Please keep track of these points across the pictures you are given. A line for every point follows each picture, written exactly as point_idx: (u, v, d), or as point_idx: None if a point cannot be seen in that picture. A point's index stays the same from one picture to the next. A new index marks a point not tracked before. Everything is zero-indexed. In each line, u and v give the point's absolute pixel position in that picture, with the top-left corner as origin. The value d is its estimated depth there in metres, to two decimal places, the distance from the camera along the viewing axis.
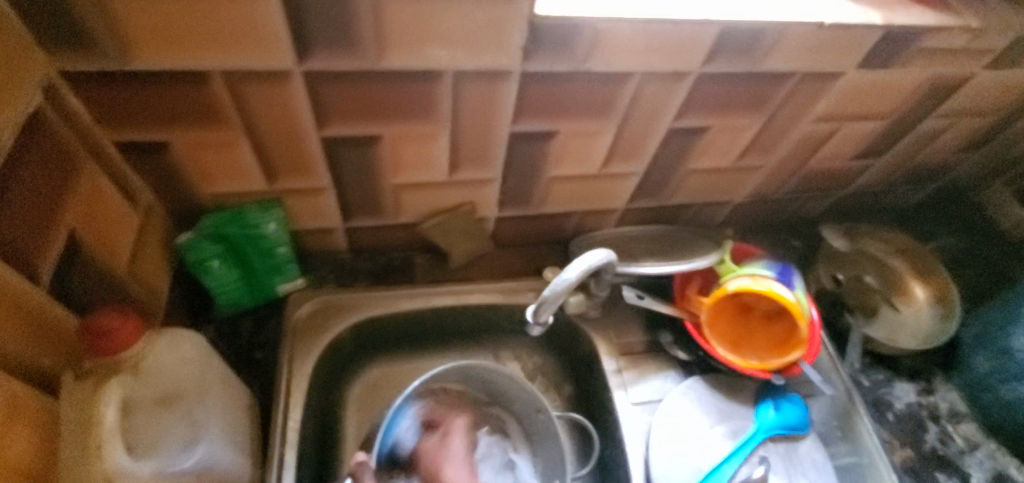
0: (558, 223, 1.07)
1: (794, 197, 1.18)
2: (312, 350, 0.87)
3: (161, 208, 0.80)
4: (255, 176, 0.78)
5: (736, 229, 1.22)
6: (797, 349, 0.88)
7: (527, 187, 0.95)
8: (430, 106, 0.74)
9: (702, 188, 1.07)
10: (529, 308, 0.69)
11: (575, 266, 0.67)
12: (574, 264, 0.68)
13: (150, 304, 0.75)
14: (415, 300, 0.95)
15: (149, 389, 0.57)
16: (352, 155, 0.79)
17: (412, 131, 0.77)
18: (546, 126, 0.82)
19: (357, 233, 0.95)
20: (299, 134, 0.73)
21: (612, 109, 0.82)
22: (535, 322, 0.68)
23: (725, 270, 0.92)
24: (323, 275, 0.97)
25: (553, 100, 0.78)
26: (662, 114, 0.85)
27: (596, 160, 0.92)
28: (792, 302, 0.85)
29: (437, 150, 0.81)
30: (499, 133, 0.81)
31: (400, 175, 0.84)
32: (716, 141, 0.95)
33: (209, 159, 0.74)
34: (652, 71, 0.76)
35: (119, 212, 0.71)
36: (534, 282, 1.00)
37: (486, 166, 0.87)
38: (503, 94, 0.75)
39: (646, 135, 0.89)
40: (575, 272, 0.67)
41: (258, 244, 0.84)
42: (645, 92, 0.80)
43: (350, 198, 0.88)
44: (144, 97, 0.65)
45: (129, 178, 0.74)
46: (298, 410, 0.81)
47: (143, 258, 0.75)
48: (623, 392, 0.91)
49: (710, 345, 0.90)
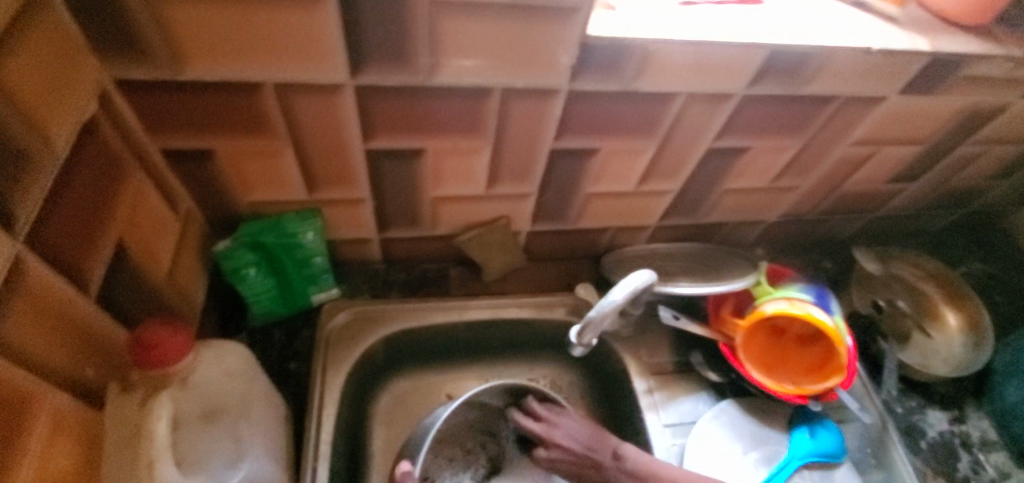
0: (590, 238, 1.06)
1: (824, 217, 1.17)
2: (344, 362, 0.86)
3: (201, 215, 0.80)
4: (296, 186, 0.78)
5: (766, 249, 1.22)
6: (834, 376, 0.86)
7: (563, 203, 0.95)
8: (476, 121, 0.74)
9: (735, 207, 1.07)
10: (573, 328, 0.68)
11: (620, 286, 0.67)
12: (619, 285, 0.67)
13: (187, 312, 0.75)
14: (447, 313, 0.95)
15: (197, 402, 0.55)
16: (393, 167, 0.79)
17: (455, 145, 0.77)
18: (587, 144, 0.82)
19: (391, 243, 0.95)
20: (344, 146, 0.73)
21: (654, 128, 0.81)
22: (579, 344, 0.67)
23: (761, 292, 0.90)
24: (355, 286, 0.97)
25: (597, 118, 0.78)
26: (703, 134, 0.85)
27: (634, 178, 0.91)
28: (831, 327, 0.84)
29: (478, 164, 0.81)
30: (541, 149, 0.81)
31: (439, 188, 0.84)
32: (753, 163, 0.95)
33: (253, 168, 0.74)
34: (699, 91, 0.76)
35: (161, 219, 0.70)
36: (566, 298, 1.00)
37: (524, 181, 0.87)
38: (548, 111, 0.74)
39: (685, 154, 0.88)
40: (620, 294, 0.67)
41: (294, 254, 0.84)
42: (689, 112, 0.80)
43: (388, 210, 0.88)
44: (195, 106, 0.65)
45: (172, 186, 0.73)
46: (331, 423, 0.80)
47: (182, 266, 0.75)
48: (654, 413, 0.90)
49: (745, 368, 0.89)
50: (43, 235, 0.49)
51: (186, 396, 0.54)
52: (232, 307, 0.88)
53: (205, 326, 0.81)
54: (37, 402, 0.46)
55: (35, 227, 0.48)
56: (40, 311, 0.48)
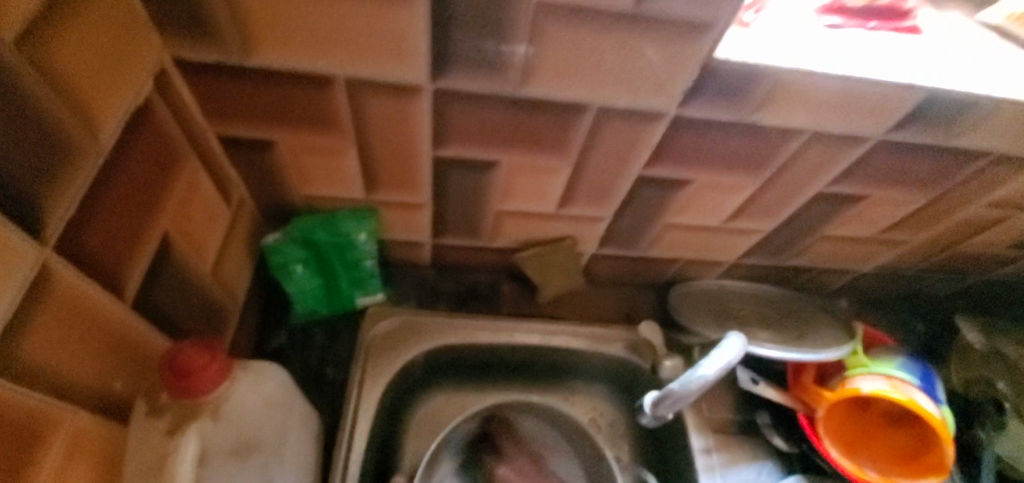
0: (656, 268, 0.96)
1: (927, 275, 1.02)
2: (383, 374, 0.81)
3: (252, 203, 0.75)
4: (355, 185, 0.71)
5: (851, 301, 1.08)
6: (930, 473, 0.75)
7: (636, 231, 0.85)
8: (560, 137, 0.65)
9: (829, 254, 0.94)
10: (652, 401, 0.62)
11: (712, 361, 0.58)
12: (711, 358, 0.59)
13: (227, 307, 0.70)
14: (495, 333, 0.88)
15: (227, 436, 0.50)
16: (460, 177, 0.72)
17: (533, 162, 0.68)
18: (680, 175, 0.72)
19: (444, 251, 0.88)
20: (411, 151, 0.66)
21: (763, 164, 0.70)
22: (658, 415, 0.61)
23: (854, 363, 0.81)
24: (401, 290, 0.90)
25: (698, 149, 0.67)
26: (815, 177, 0.73)
27: (722, 214, 0.81)
28: (938, 420, 0.73)
29: (553, 183, 0.72)
30: (626, 175, 0.71)
31: (505, 202, 0.76)
32: (865, 213, 0.82)
33: (313, 163, 0.68)
34: (827, 132, 0.65)
35: (212, 210, 0.65)
36: (624, 332, 0.90)
37: (599, 205, 0.78)
38: (644, 137, 0.65)
39: (788, 196, 0.77)
40: (711, 369, 0.58)
41: (344, 255, 0.78)
42: (807, 153, 0.69)
43: (447, 217, 0.80)
44: (258, 94, 0.58)
45: (226, 172, 0.68)
46: (363, 439, 0.75)
47: (228, 258, 0.70)
48: (709, 477, 0.81)
49: (823, 444, 0.79)
50: (78, 235, 0.44)
51: (218, 429, 0.49)
52: (273, 300, 0.84)
53: (244, 319, 0.76)
54: (57, 423, 0.43)
55: (68, 228, 0.43)
56: (68, 324, 0.44)
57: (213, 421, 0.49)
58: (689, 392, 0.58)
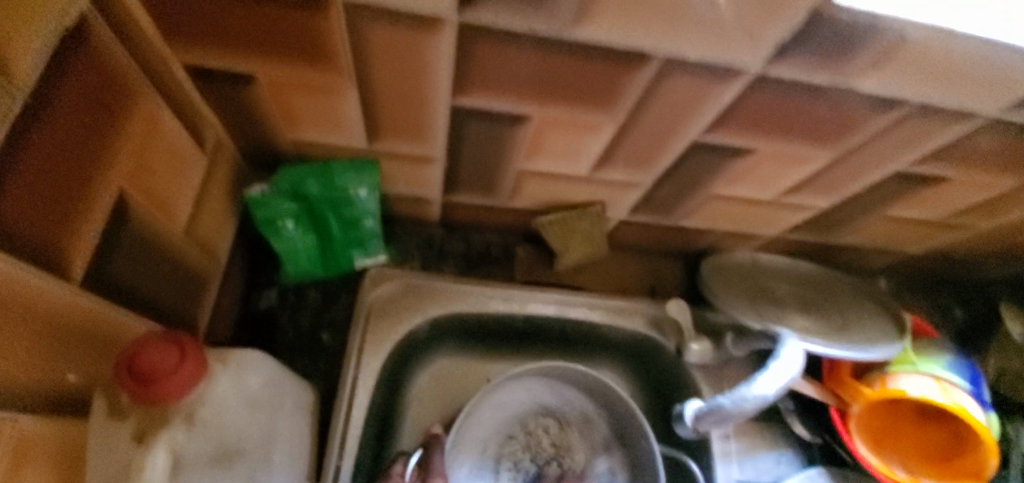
0: (688, 238, 0.86)
1: (978, 259, 0.94)
2: (383, 343, 0.72)
3: (232, 145, 0.63)
4: (355, 132, 0.60)
5: (888, 281, 0.99)
6: (967, 481, 0.70)
7: (675, 199, 0.74)
8: (610, 92, 0.53)
9: (880, 235, 0.85)
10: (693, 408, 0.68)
11: (767, 380, 0.63)
12: (766, 376, 0.63)
13: (207, 268, 0.61)
14: (507, 301, 0.79)
15: (205, 444, 0.41)
16: (481, 130, 0.60)
17: (571, 119, 0.57)
18: (742, 142, 0.60)
19: (454, 208, 0.78)
20: (426, 95, 0.54)
21: (844, 136, 0.59)
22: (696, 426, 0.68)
23: (899, 359, 0.73)
24: (404, 250, 0.81)
25: (772, 114, 0.56)
26: (899, 154, 0.62)
27: (778, 188, 0.70)
28: (986, 427, 0.67)
29: (592, 143, 0.61)
30: (680, 139, 0.60)
31: (531, 160, 0.65)
32: (939, 194, 0.72)
33: (303, 103, 0.56)
34: (934, 104, 0.54)
35: (181, 157, 0.54)
36: (647, 306, 0.82)
37: (640, 170, 0.66)
38: (712, 97, 0.53)
39: (859, 173, 0.66)
40: (767, 388, 0.63)
41: (341, 211, 0.67)
42: (900, 127, 0.58)
43: (461, 173, 0.69)
44: (230, 16, 0.46)
45: (198, 110, 0.57)
46: (362, 412, 0.68)
47: (206, 212, 0.60)
48: (726, 466, 0.75)
49: (853, 440, 0.73)
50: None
51: (194, 439, 0.41)
52: (259, 256, 0.74)
53: (226, 279, 0.67)
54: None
55: None
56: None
57: (185, 430, 0.40)
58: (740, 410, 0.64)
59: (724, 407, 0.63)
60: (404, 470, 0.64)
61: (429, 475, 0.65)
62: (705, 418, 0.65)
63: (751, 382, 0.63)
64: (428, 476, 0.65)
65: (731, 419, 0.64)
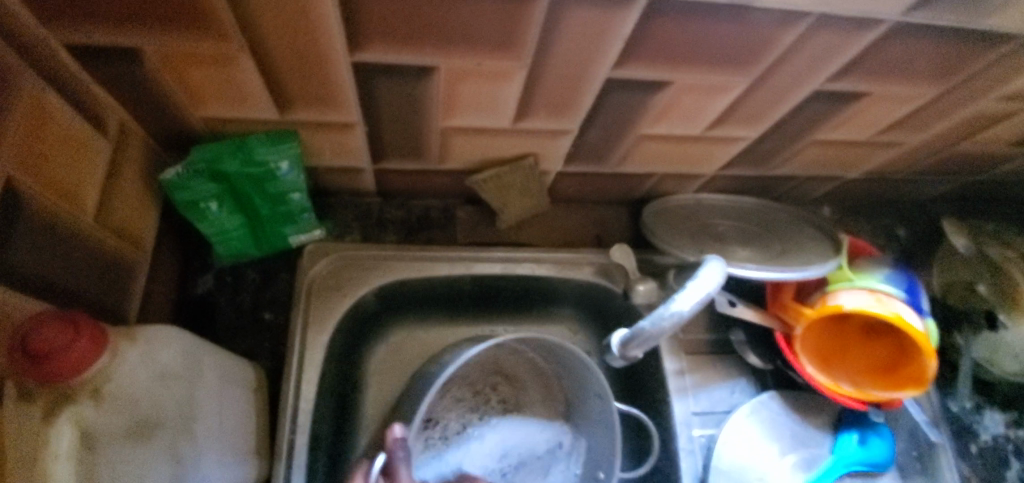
0: (629, 184, 0.86)
1: (914, 178, 0.95)
2: (330, 317, 0.72)
3: (140, 130, 0.61)
4: (262, 103, 0.58)
5: (832, 209, 1.01)
6: (909, 387, 0.72)
7: (606, 144, 0.74)
8: (510, 32, 0.52)
9: (816, 161, 0.85)
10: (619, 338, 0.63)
11: (687, 297, 0.59)
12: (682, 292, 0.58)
13: (130, 257, 0.60)
14: (453, 265, 0.79)
15: (122, 417, 0.41)
16: (391, 87, 0.59)
17: (478, 66, 0.56)
18: (655, 76, 0.60)
19: (387, 176, 0.77)
20: (324, 54, 0.52)
21: (754, 58, 0.59)
22: (624, 356, 0.62)
23: (836, 278, 0.75)
24: (343, 224, 0.80)
25: (677, 41, 0.55)
26: (813, 72, 0.62)
27: (704, 121, 0.70)
28: (922, 334, 0.69)
29: (505, 91, 0.60)
30: (592, 78, 0.59)
31: (450, 116, 0.64)
32: (863, 112, 0.73)
33: (201, 76, 0.54)
34: (834, 14, 0.54)
35: (78, 141, 0.52)
36: (593, 255, 0.83)
37: (563, 115, 0.66)
38: (613, 27, 0.52)
39: (779, 97, 0.66)
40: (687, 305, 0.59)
41: (265, 188, 0.66)
42: (808, 43, 0.58)
43: (385, 138, 0.68)
44: None
45: (93, 95, 0.55)
46: (312, 386, 0.68)
47: (119, 199, 0.58)
48: (682, 400, 0.77)
49: (799, 362, 0.75)
50: None
51: (105, 415, 0.40)
52: (191, 243, 0.73)
53: (158, 268, 0.66)
54: None
55: None
56: None
57: (95, 405, 0.40)
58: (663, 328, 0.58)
59: (645, 329, 0.59)
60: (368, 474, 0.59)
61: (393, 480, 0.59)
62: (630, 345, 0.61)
63: (670, 299, 0.58)
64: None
65: (654, 339, 0.59)
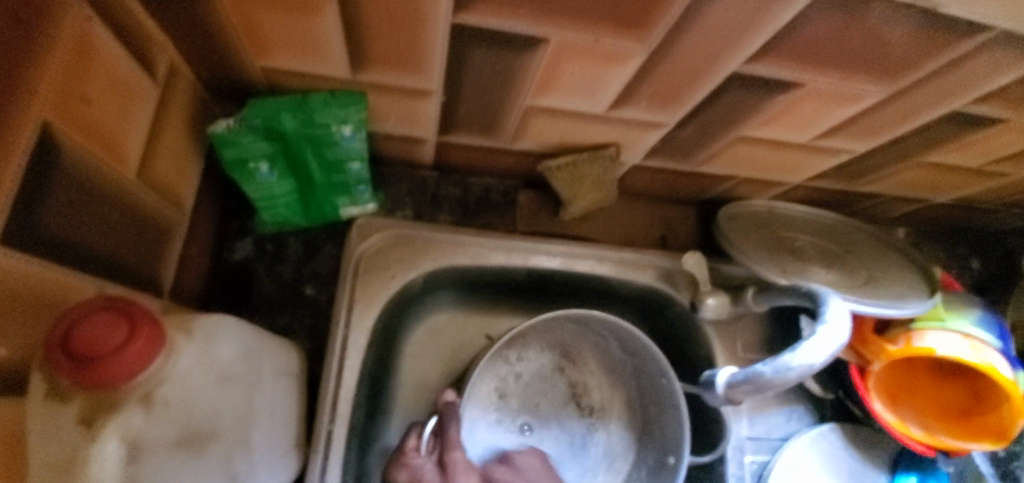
0: (704, 184, 0.79)
1: (1001, 208, 0.89)
2: (376, 300, 0.66)
3: (190, 74, 0.53)
4: (336, 59, 0.50)
5: (905, 231, 0.95)
6: (985, 440, 0.68)
7: (697, 142, 0.67)
8: (644, 11, 0.44)
9: (910, 182, 0.78)
10: (727, 379, 0.61)
11: (814, 347, 0.56)
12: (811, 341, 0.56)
13: (170, 218, 0.53)
14: (510, 253, 0.73)
15: (171, 425, 0.35)
16: (486, 57, 0.51)
17: (595, 45, 0.48)
18: (787, 77, 0.52)
19: (451, 150, 0.69)
20: (423, 13, 0.44)
21: (905, 69, 0.51)
22: (732, 398, 0.61)
23: (926, 315, 0.69)
24: (395, 197, 0.73)
25: (829, 43, 0.48)
26: (961, 93, 0.54)
27: (815, 130, 0.62)
28: (1015, 388, 0.64)
29: (614, 75, 0.52)
30: (716, 72, 0.51)
31: (542, 96, 0.56)
32: (988, 139, 0.65)
33: (271, 21, 0.46)
34: (1020, 31, 0.46)
35: (126, 87, 0.45)
36: (658, 258, 0.76)
37: (665, 107, 0.58)
38: (765, 19, 0.44)
39: (909, 115, 0.59)
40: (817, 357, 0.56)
41: (322, 153, 0.58)
42: (971, 60, 0.50)
43: (461, 110, 0.60)
44: None
45: (144, 29, 0.46)
46: (354, 373, 0.62)
47: (163, 154, 0.51)
48: (737, 423, 0.72)
49: (869, 397, 0.71)
50: None
51: (154, 421, 0.34)
52: (228, 203, 0.66)
53: (194, 229, 0.59)
54: None
55: None
56: None
57: (143, 412, 0.34)
58: (786, 380, 0.56)
59: (764, 376, 0.57)
60: (419, 443, 0.61)
61: (447, 444, 0.60)
62: (739, 388, 0.59)
63: (796, 347, 0.56)
64: (445, 448, 0.60)
65: (770, 388, 0.57)
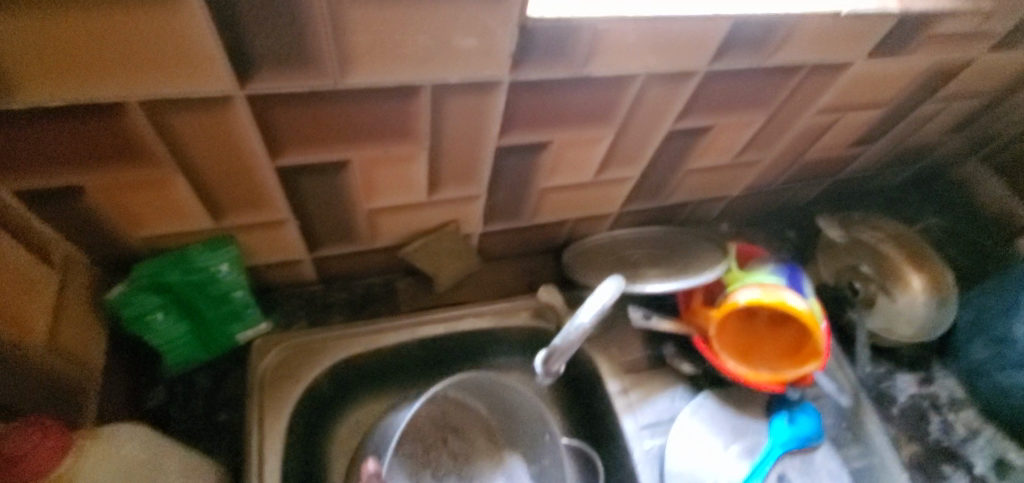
0: (547, 233, 0.97)
1: (788, 187, 1.12)
2: (283, 405, 0.75)
3: (84, 258, 0.67)
4: (197, 214, 0.66)
5: (728, 224, 1.17)
6: (812, 361, 0.83)
7: (515, 201, 0.85)
8: (404, 124, 0.63)
9: (699, 186, 1.00)
10: (540, 354, 0.66)
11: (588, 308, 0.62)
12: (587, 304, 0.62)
13: (82, 377, 0.63)
14: (397, 333, 0.84)
15: None
16: (314, 184, 0.68)
17: (385, 154, 0.66)
18: (536, 139, 0.72)
19: (326, 262, 0.84)
20: (249, 166, 0.61)
21: (610, 113, 0.72)
22: (546, 372, 0.65)
23: (731, 279, 0.87)
24: (291, 312, 0.87)
25: (545, 110, 0.68)
26: (663, 117, 0.76)
27: (590, 169, 0.83)
28: (807, 312, 0.80)
29: (414, 171, 0.70)
30: (485, 150, 0.71)
31: (371, 200, 0.73)
32: (716, 141, 0.87)
33: (140, 201, 0.62)
34: (658, 72, 0.67)
35: (27, 277, 0.58)
36: (526, 301, 0.90)
37: (469, 183, 0.76)
38: (489, 107, 0.64)
39: (644, 140, 0.80)
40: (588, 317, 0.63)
41: (207, 291, 0.71)
42: (647, 96, 0.72)
43: (316, 228, 0.76)
44: (43, 140, 0.52)
45: (38, 233, 0.61)
46: (274, 472, 0.70)
47: (68, 324, 0.63)
48: (630, 416, 0.84)
49: (720, 359, 0.84)
50: None
51: None
52: (140, 357, 0.76)
53: (109, 385, 0.69)
54: None
55: None
56: None
57: None
58: (572, 341, 0.62)
59: (557, 344, 0.63)
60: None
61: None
62: (550, 360, 0.64)
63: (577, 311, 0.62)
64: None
65: (568, 351, 0.63)
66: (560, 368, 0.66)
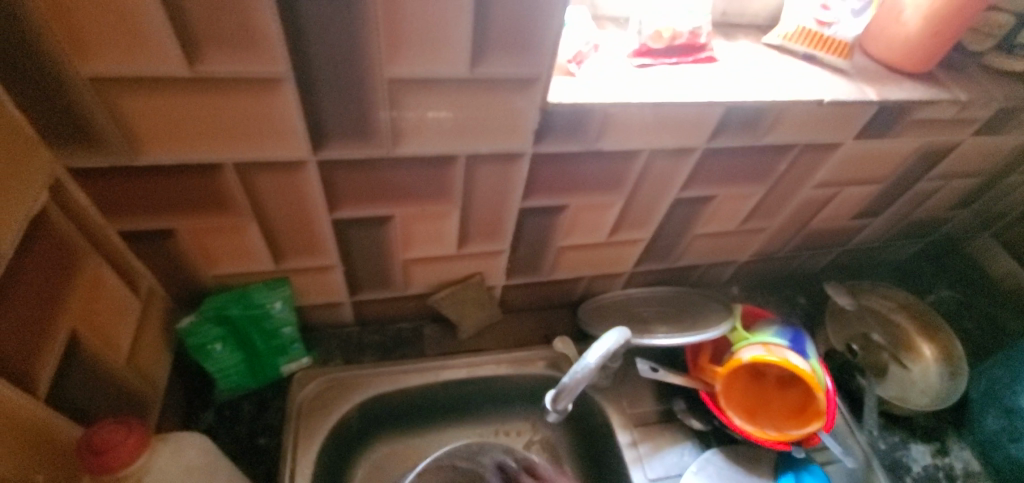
0: (565, 288, 1.05)
1: (796, 254, 1.18)
2: (316, 435, 0.82)
3: (162, 291, 0.78)
4: (261, 257, 0.77)
5: (739, 288, 1.23)
6: (815, 421, 0.85)
7: (535, 257, 0.94)
8: (441, 186, 0.74)
9: (708, 250, 1.07)
10: (550, 393, 0.71)
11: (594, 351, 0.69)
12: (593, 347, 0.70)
13: (148, 394, 0.72)
14: (422, 374, 0.91)
15: None
16: (361, 235, 0.79)
17: (424, 211, 0.77)
18: (555, 202, 0.83)
19: (363, 305, 0.94)
20: (310, 217, 0.73)
21: (620, 182, 0.82)
22: (555, 408, 0.70)
23: (737, 338, 0.92)
24: (328, 351, 0.95)
25: (564, 178, 0.79)
26: (669, 187, 0.86)
27: (604, 230, 0.92)
28: (809, 373, 0.84)
29: (447, 227, 0.81)
30: (510, 210, 0.81)
31: (408, 251, 0.83)
32: (720, 209, 0.96)
33: (217, 244, 0.73)
34: (662, 148, 0.78)
35: (120, 303, 0.69)
36: (543, 351, 0.96)
37: (494, 239, 0.86)
38: (514, 174, 0.75)
39: (652, 207, 0.90)
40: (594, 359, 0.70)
41: (262, 325, 0.82)
42: (653, 168, 0.82)
43: (358, 274, 0.86)
44: (153, 190, 0.64)
45: (132, 266, 0.72)
46: None
47: (143, 347, 0.73)
48: (639, 468, 0.87)
49: (727, 415, 0.88)
50: None
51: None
52: (193, 384, 0.85)
53: (167, 405, 0.78)
54: None
55: None
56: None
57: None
58: (578, 381, 0.68)
59: (566, 383, 0.69)
60: None
61: None
62: (558, 397, 0.70)
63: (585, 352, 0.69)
64: None
65: (574, 390, 0.69)
66: (568, 406, 0.71)
